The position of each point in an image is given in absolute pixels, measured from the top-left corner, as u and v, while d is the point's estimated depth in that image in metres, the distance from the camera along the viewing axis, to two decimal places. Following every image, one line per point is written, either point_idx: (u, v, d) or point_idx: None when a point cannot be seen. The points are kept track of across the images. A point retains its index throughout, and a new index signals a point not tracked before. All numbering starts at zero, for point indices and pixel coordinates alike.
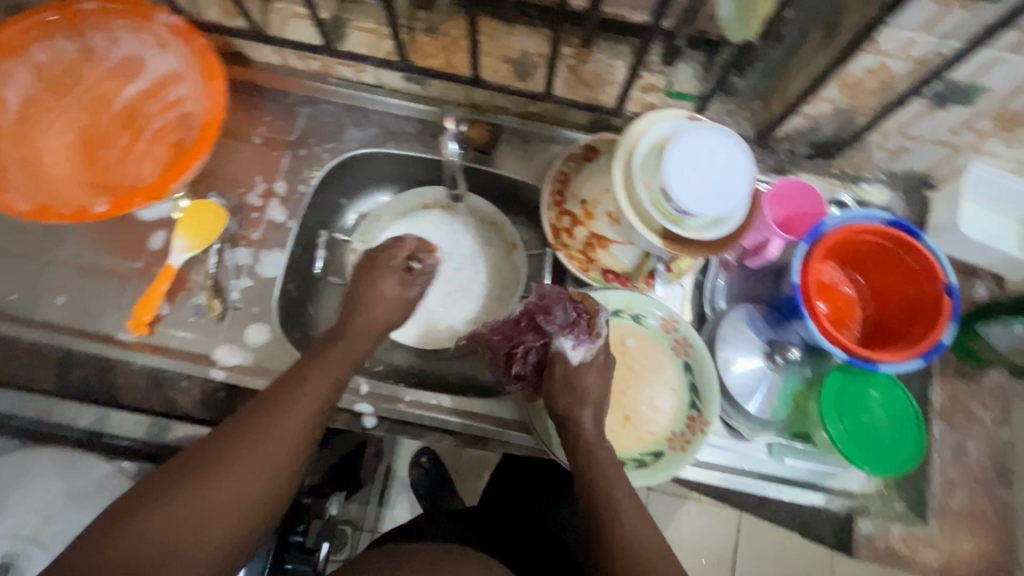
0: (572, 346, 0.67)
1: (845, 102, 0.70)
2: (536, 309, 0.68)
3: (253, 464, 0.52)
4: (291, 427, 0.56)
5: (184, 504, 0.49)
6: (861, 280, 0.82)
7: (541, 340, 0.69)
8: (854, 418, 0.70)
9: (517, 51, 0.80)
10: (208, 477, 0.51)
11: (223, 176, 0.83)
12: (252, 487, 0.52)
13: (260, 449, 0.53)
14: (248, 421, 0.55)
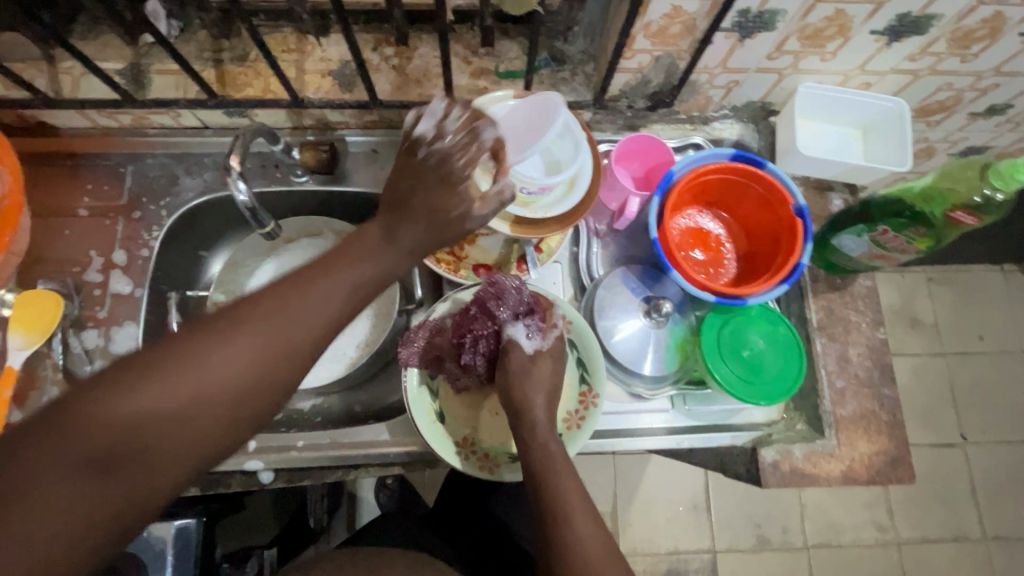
0: (526, 336, 0.65)
1: (660, 50, 0.69)
2: (495, 294, 0.66)
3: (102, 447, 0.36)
4: (264, 349, 0.42)
5: (133, 403, 0.37)
6: (726, 217, 0.83)
7: (493, 330, 0.66)
8: (735, 356, 0.72)
9: (336, 61, 0.77)
10: (196, 366, 0.40)
11: (54, 257, 0.76)
12: (104, 455, 0.37)
13: (115, 415, 0.37)
14: (65, 397, 0.37)
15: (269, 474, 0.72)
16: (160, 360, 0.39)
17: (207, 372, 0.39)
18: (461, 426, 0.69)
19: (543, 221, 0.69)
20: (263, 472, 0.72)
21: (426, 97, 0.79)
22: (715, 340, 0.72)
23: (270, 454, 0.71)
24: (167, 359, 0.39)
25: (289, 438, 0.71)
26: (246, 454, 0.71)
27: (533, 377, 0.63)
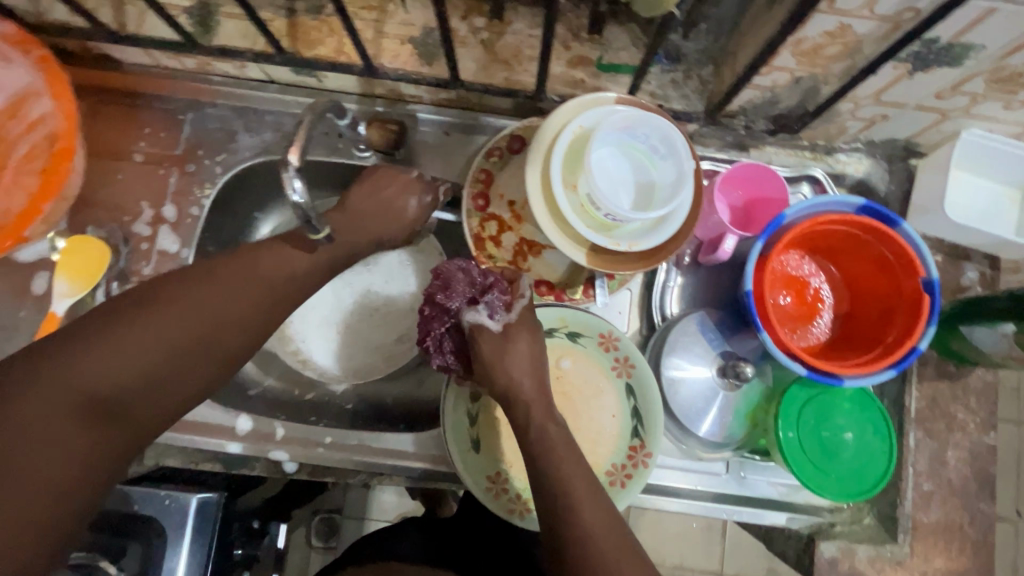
0: (488, 316, 0.56)
1: (805, 71, 0.57)
2: (440, 282, 0.58)
3: (103, 385, 0.45)
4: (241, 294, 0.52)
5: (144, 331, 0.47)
6: (833, 269, 0.72)
7: (450, 322, 0.57)
8: (815, 439, 0.63)
9: (419, 27, 0.68)
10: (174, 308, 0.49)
11: (104, 203, 0.73)
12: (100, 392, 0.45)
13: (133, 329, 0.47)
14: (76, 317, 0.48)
15: (293, 465, 0.70)
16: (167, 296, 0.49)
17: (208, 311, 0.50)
18: (494, 459, 0.64)
19: (625, 253, 0.60)
20: (288, 462, 0.70)
21: (513, 83, 0.69)
22: (793, 415, 0.63)
23: (298, 446, 0.69)
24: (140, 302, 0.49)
25: (318, 433, 0.70)
26: (273, 442, 0.69)
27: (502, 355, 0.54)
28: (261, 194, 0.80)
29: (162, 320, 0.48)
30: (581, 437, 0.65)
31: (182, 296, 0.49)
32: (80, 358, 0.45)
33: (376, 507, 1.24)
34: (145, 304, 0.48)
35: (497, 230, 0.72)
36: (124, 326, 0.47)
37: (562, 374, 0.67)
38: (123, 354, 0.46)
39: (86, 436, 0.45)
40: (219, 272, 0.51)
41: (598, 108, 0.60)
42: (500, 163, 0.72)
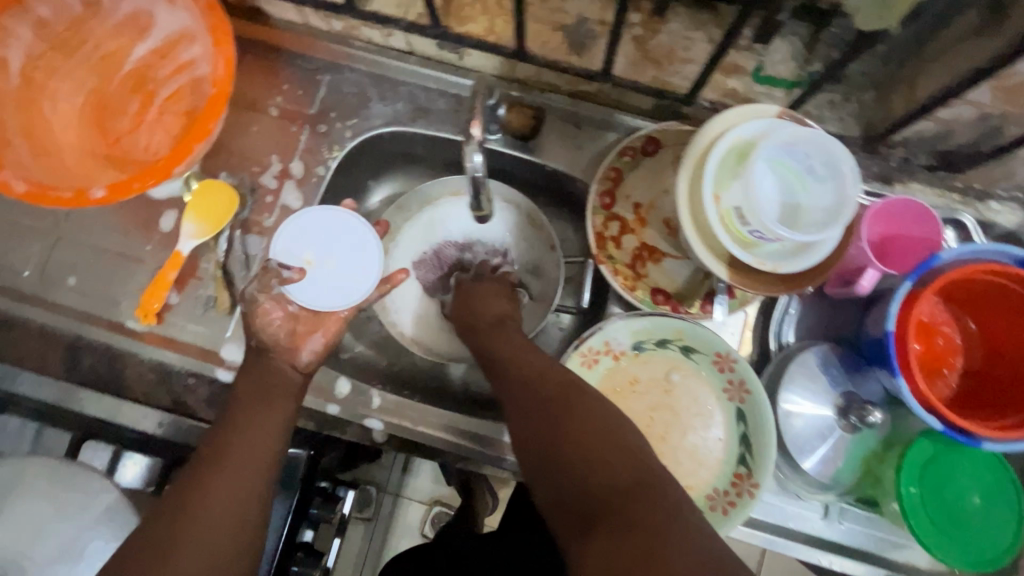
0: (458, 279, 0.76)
1: (997, 107, 0.54)
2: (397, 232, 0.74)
3: (195, 543, 0.49)
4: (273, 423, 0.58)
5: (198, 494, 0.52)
6: (971, 325, 0.66)
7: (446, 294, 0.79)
8: (937, 497, 0.59)
9: (573, 16, 0.66)
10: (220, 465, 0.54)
11: (236, 152, 0.75)
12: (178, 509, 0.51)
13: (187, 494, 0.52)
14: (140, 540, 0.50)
15: (383, 435, 0.70)
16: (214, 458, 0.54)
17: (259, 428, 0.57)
18: None
19: (766, 274, 0.58)
20: (378, 431, 0.70)
21: (661, 83, 0.68)
22: (917, 470, 0.59)
23: (391, 417, 0.69)
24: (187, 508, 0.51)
25: (412, 407, 0.70)
26: (369, 410, 0.69)
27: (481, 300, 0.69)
28: (380, 163, 0.80)
29: (228, 476, 0.53)
30: (684, 455, 0.63)
31: (234, 440, 0.56)
32: (171, 550, 0.48)
33: (410, 488, 1.28)
34: (206, 474, 0.53)
35: (619, 231, 0.70)
36: (196, 505, 0.51)
37: (671, 388, 0.65)
38: (205, 522, 0.50)
39: (191, 570, 0.48)
40: (243, 408, 0.59)
41: (734, 147, 0.58)
42: (631, 163, 0.71)
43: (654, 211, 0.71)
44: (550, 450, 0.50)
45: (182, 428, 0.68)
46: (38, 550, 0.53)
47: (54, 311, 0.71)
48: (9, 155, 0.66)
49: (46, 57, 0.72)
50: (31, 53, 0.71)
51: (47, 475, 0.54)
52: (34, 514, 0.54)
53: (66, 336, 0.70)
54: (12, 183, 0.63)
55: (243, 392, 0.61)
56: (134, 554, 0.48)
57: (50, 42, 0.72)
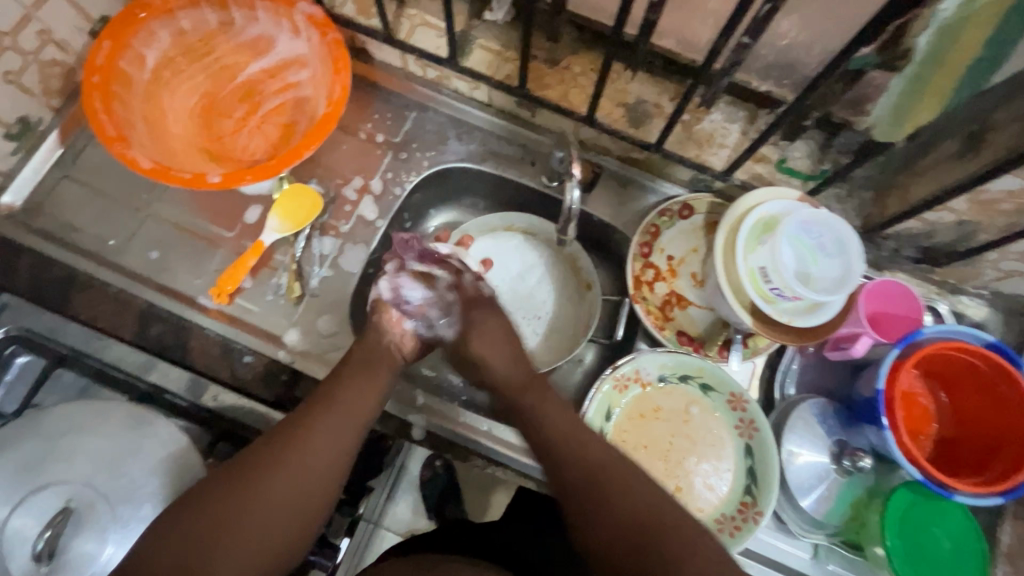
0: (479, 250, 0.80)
1: (972, 216, 0.67)
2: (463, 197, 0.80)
3: (283, 480, 0.56)
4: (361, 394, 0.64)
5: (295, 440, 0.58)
6: (943, 398, 0.76)
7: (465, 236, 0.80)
8: (914, 541, 0.67)
9: (633, 97, 0.81)
10: (314, 421, 0.60)
11: (325, 164, 0.85)
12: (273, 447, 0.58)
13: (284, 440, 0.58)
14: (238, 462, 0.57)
15: (421, 432, 0.76)
16: (309, 415, 0.61)
17: (350, 398, 0.63)
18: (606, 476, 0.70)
19: (782, 324, 0.68)
20: (417, 429, 0.76)
21: (701, 161, 0.80)
22: (898, 516, 0.68)
23: (431, 417, 0.75)
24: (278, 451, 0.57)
25: (451, 410, 0.75)
26: (413, 407, 0.75)
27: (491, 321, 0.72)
28: (445, 192, 0.90)
29: (325, 435, 0.59)
30: (698, 481, 0.71)
31: (336, 402, 0.62)
32: (263, 477, 0.55)
33: (389, 517, 1.20)
34: (307, 422, 0.60)
35: (653, 277, 0.81)
36: (294, 445, 0.58)
37: (689, 419, 0.73)
38: (293, 470, 0.56)
39: (269, 505, 0.54)
40: (350, 377, 0.65)
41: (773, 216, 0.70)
42: (668, 222, 0.82)
43: (684, 265, 0.82)
44: (588, 485, 0.58)
45: (226, 404, 0.73)
46: (112, 487, 0.57)
47: (135, 279, 0.77)
48: (133, 135, 0.75)
49: (175, 60, 0.81)
50: (164, 54, 0.80)
51: (130, 419, 0.59)
52: (101, 456, 0.58)
53: (140, 302, 0.76)
54: (138, 160, 0.71)
55: (352, 360, 0.67)
56: (239, 471, 0.56)
57: (181, 48, 0.81)
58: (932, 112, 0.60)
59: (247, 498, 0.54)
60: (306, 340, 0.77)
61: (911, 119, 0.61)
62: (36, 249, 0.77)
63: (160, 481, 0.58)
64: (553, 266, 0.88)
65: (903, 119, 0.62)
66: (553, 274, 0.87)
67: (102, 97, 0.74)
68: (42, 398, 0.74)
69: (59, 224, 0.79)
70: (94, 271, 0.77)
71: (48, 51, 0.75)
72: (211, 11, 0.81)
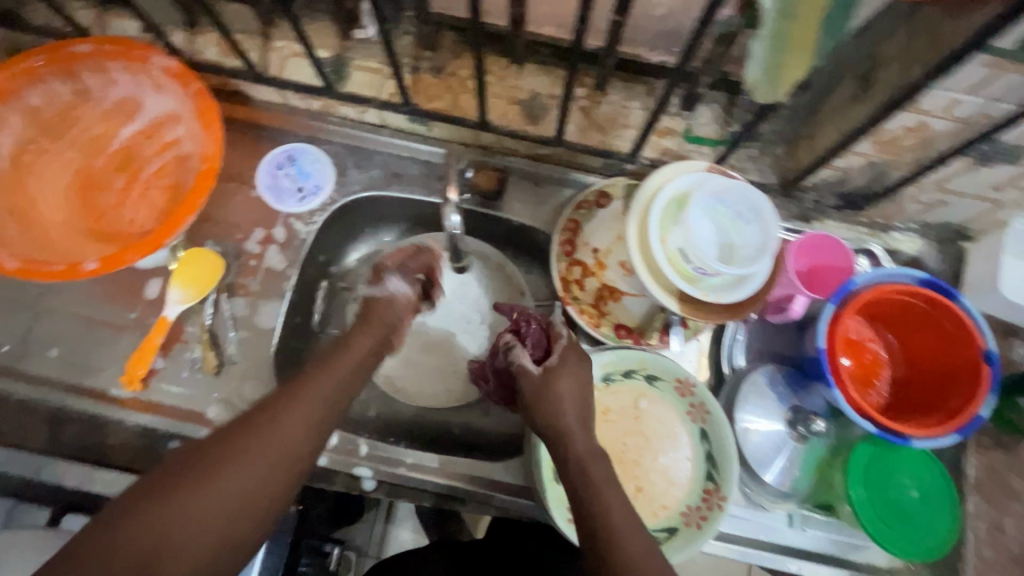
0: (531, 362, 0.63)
1: (879, 157, 0.65)
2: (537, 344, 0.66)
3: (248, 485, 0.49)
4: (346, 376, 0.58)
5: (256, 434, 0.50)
6: (891, 338, 0.75)
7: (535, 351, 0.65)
8: (881, 493, 0.66)
9: (527, 92, 0.77)
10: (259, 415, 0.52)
11: (222, 221, 0.80)
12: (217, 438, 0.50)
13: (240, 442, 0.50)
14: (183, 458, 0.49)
15: (372, 482, 0.73)
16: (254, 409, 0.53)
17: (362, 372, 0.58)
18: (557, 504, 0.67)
19: (710, 304, 0.66)
20: (368, 480, 0.73)
21: (607, 146, 0.77)
22: (861, 470, 0.66)
23: (379, 464, 0.72)
24: (222, 453, 0.49)
25: (400, 453, 0.73)
26: (358, 458, 0.72)
27: (555, 395, 0.60)
28: (357, 225, 0.86)
29: (289, 422, 0.52)
30: (657, 477, 0.68)
31: (283, 405, 0.54)
32: (195, 496, 0.47)
33: (392, 543, 1.13)
34: (281, 408, 0.53)
35: (582, 275, 0.77)
36: (229, 465, 0.49)
37: (639, 414, 0.71)
38: (258, 463, 0.50)
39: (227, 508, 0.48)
40: (310, 384, 0.56)
41: (689, 180, 0.67)
42: (587, 215, 0.79)
43: (612, 256, 0.74)
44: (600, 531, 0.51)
45: None
46: None
47: (39, 384, 0.72)
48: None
49: (35, 140, 0.76)
50: (20, 137, 0.75)
51: None
52: None
53: (49, 408, 0.72)
54: (2, 261, 0.67)
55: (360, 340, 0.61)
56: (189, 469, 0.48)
57: (39, 127, 0.76)
58: (806, 65, 0.54)
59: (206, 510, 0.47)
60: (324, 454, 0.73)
61: (786, 74, 0.55)
62: None
63: None
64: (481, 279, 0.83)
65: (778, 75, 0.55)
66: (488, 288, 0.83)
67: None
68: None
69: None
70: None
71: None
72: (61, 81, 0.76)
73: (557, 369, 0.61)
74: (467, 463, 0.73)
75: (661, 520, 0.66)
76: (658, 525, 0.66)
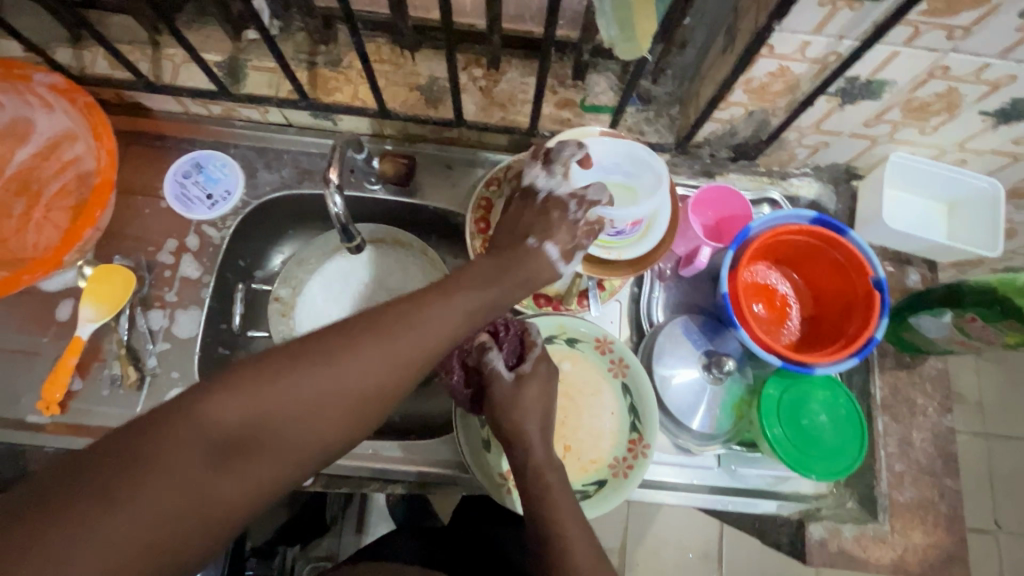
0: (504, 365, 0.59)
1: (756, 105, 0.68)
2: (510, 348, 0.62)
3: (256, 463, 0.40)
4: (448, 314, 0.48)
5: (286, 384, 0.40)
6: (796, 277, 0.80)
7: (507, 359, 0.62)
8: (794, 422, 0.69)
9: (425, 77, 0.78)
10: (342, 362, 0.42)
11: (131, 236, 0.79)
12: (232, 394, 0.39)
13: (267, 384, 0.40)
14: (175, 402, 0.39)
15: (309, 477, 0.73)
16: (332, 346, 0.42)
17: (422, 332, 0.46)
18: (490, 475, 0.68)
19: (616, 261, 0.69)
20: None
21: (509, 122, 0.79)
22: (774, 403, 0.70)
23: None
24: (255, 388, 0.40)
25: None
26: None
27: (522, 404, 0.57)
28: (275, 226, 0.85)
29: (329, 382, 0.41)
30: (584, 434, 0.70)
31: (358, 363, 0.43)
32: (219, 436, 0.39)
33: None
34: (331, 357, 0.42)
35: None
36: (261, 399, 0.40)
37: (563, 376, 0.73)
38: (330, 401, 0.41)
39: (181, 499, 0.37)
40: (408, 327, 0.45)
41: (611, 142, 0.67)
42: (497, 191, 0.80)
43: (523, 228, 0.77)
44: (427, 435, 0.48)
45: None
46: None
47: None
48: None
49: None
50: None
51: None
52: None
53: None
54: None
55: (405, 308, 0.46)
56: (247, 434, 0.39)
57: None
58: (650, 16, 0.56)
59: (312, 418, 0.41)
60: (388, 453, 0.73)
61: (637, 28, 0.57)
62: None
63: None
64: (403, 266, 0.84)
65: (630, 29, 0.57)
66: (412, 273, 0.84)
67: None
68: None
69: None
70: None
71: None
72: None
73: (528, 376, 0.59)
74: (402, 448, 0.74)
75: (591, 474, 0.69)
76: (588, 479, 0.68)
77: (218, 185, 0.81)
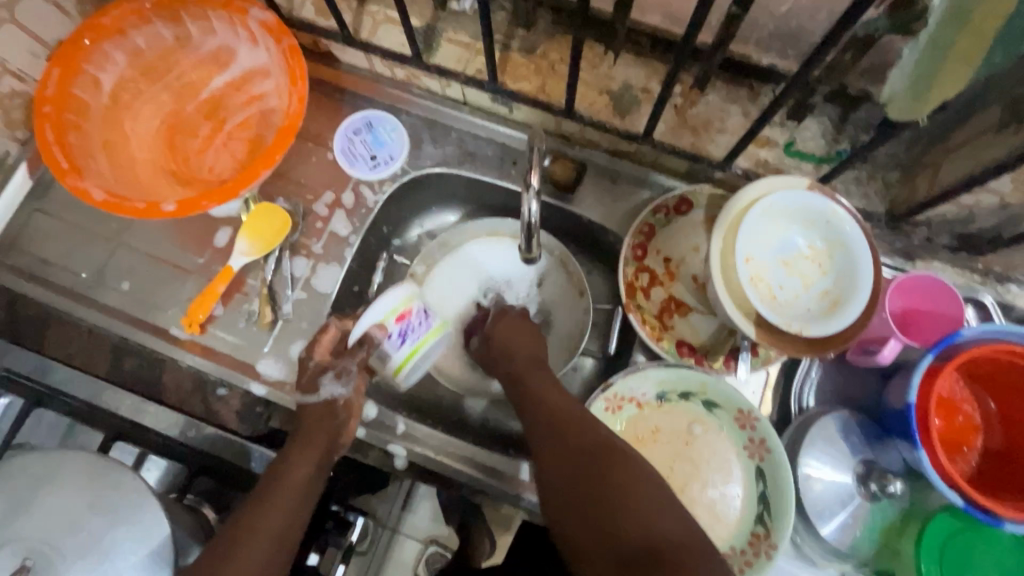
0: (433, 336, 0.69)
1: (1016, 198, 0.57)
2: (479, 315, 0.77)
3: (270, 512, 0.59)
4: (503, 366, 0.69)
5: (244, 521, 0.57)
6: (992, 404, 0.67)
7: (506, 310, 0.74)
8: (958, 574, 0.58)
9: (618, 83, 0.73)
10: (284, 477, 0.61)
11: (294, 180, 0.80)
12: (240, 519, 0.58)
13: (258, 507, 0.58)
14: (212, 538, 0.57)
15: (404, 462, 0.71)
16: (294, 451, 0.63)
17: (304, 450, 0.63)
18: None
19: (792, 335, 0.60)
20: (400, 459, 0.71)
21: (697, 150, 0.72)
22: (936, 548, 0.59)
23: (413, 445, 0.71)
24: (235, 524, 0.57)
25: (435, 437, 0.71)
26: (393, 435, 0.71)
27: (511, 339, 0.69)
28: (424, 200, 0.84)
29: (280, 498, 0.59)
30: (701, 509, 0.64)
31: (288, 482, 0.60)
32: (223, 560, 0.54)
33: (407, 523, 1.06)
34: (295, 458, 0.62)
35: (648, 283, 0.74)
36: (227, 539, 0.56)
37: (692, 440, 0.66)
38: (298, 471, 0.61)
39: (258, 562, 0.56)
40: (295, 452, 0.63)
41: (393, 303, 0.65)
42: (663, 220, 0.74)
43: (684, 267, 0.73)
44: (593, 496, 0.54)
45: (207, 437, 0.70)
46: (72, 543, 0.53)
47: (108, 313, 0.75)
48: (90, 165, 0.71)
49: (133, 80, 0.78)
50: (121, 76, 0.77)
51: (87, 471, 0.56)
52: (67, 508, 0.54)
53: (115, 337, 0.74)
54: (91, 191, 0.68)
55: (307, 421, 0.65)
56: (606, 463, 0.55)
57: (140, 68, 0.78)
58: (955, 82, 0.50)
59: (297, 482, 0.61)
60: (334, 386, 0.67)
61: (930, 91, 0.52)
62: (12, 288, 0.76)
63: (146, 544, 0.54)
64: (545, 276, 0.81)
65: (923, 89, 0.52)
66: (547, 281, 0.81)
67: (55, 127, 0.71)
68: (25, 436, 0.73)
69: (32, 260, 0.78)
70: (66, 307, 0.75)
71: (6, 83, 0.73)
72: (165, 26, 0.77)
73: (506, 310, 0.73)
74: (502, 462, 0.70)
75: None
76: None
77: (385, 149, 0.80)
